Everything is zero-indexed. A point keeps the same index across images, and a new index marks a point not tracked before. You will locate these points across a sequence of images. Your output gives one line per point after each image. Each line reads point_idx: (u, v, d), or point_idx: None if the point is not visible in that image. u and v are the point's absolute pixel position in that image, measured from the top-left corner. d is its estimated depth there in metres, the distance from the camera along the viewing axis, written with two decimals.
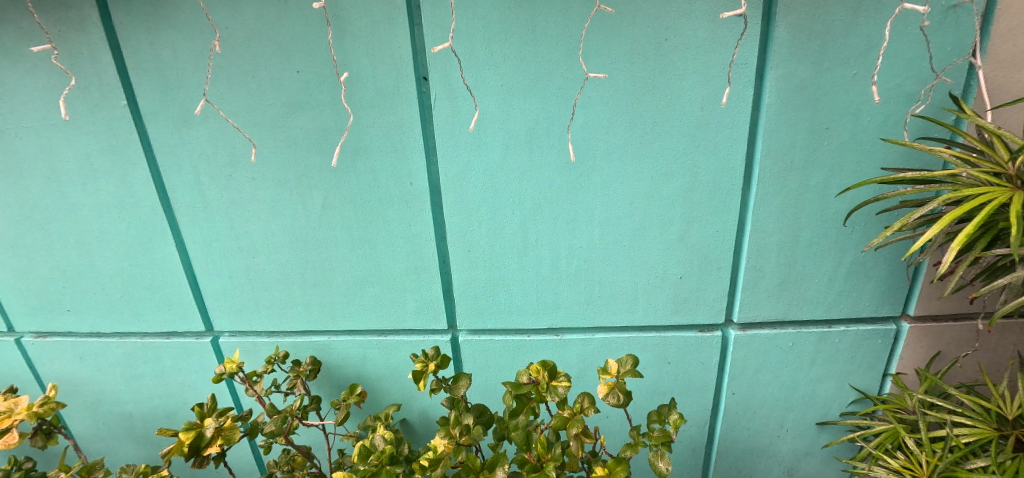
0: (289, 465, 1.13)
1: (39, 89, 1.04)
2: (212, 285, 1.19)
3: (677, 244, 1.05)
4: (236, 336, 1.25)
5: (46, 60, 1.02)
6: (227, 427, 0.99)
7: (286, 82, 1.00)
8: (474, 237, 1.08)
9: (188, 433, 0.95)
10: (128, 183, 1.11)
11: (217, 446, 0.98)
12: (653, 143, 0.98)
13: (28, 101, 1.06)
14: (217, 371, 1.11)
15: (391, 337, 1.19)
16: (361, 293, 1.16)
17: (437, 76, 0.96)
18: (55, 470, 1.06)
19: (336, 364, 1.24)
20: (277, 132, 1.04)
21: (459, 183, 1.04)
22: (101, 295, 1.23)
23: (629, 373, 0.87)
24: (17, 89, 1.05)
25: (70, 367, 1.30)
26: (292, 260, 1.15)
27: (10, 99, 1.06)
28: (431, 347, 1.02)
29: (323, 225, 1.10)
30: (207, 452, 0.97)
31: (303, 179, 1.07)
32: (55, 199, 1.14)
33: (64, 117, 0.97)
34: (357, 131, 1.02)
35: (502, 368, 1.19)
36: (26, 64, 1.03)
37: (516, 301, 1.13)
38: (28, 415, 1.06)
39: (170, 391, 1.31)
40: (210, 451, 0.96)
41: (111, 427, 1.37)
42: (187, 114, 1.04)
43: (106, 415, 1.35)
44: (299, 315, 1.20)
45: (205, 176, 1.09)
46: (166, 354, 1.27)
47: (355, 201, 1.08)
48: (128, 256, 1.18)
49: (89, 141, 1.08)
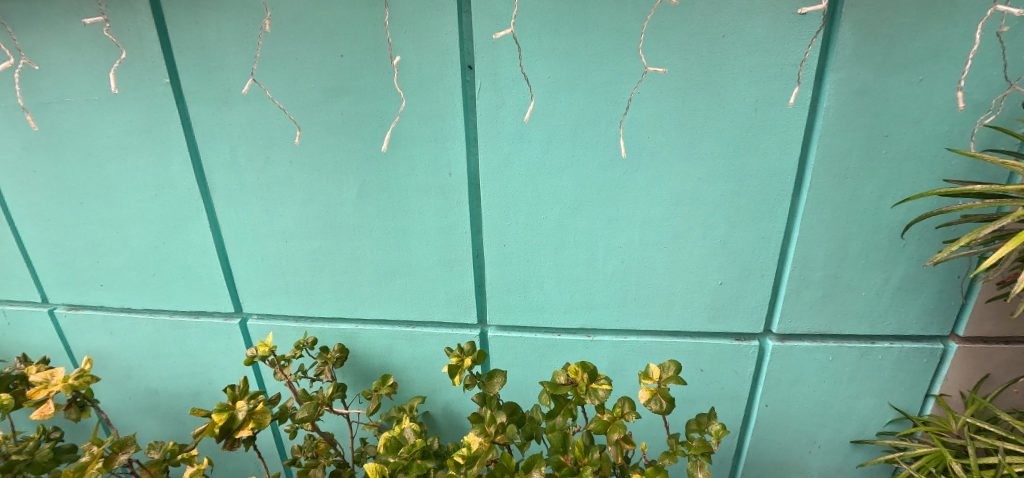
0: (313, 451, 1.18)
1: (85, 64, 1.06)
2: (244, 266, 1.20)
3: (719, 249, 1.02)
4: (264, 319, 1.25)
5: (93, 36, 1.03)
6: (258, 410, 0.98)
7: (328, 65, 0.99)
8: (508, 233, 1.06)
9: (221, 415, 0.95)
10: (166, 161, 1.11)
11: (248, 430, 0.97)
12: (701, 144, 0.95)
13: (73, 76, 1.07)
14: (249, 353, 1.11)
15: (418, 329, 1.19)
16: (393, 286, 1.15)
17: (483, 65, 0.95)
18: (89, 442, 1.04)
19: (362, 352, 1.24)
20: (317, 116, 1.03)
21: (497, 176, 1.02)
22: (134, 272, 1.24)
23: (672, 379, 0.84)
24: (63, 64, 1.06)
25: (100, 341, 1.32)
26: (323, 246, 1.14)
27: (57, 73, 1.07)
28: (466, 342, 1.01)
29: (356, 212, 1.10)
30: (239, 435, 0.96)
31: (340, 165, 1.06)
32: (92, 174, 1.15)
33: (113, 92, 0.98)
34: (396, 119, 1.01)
35: (530, 368, 1.18)
36: (75, 38, 1.04)
37: (547, 300, 1.11)
38: (64, 387, 1.05)
39: (196, 370, 1.32)
40: (241, 434, 0.96)
41: (136, 403, 1.39)
42: (227, 93, 1.04)
43: (133, 390, 1.37)
44: (328, 302, 1.20)
45: (242, 157, 1.09)
46: (195, 333, 1.28)
47: (390, 190, 1.07)
48: (162, 234, 1.19)
49: (130, 118, 1.09)
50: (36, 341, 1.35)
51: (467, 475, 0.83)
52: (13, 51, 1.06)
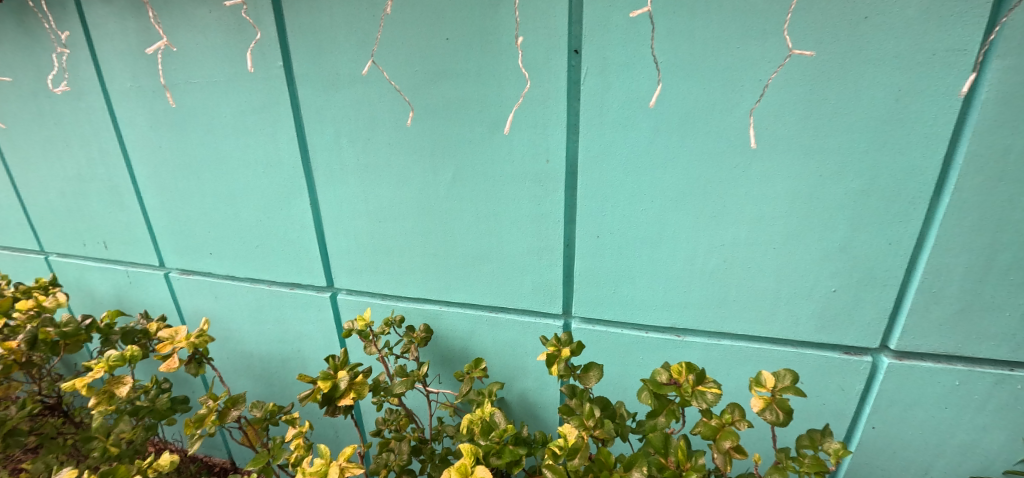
0: (396, 425, 1.28)
1: (208, 47, 1.13)
2: (338, 243, 1.24)
3: (837, 253, 0.94)
4: (353, 294, 1.30)
5: (217, 20, 1.10)
6: (358, 381, 1.02)
7: (433, 49, 1.00)
8: (604, 224, 1.03)
9: (326, 382, 1.01)
10: (275, 139, 1.17)
11: (349, 399, 1.01)
12: (826, 138, 0.87)
13: (198, 57, 1.15)
14: (347, 325, 1.17)
15: (501, 315, 1.19)
16: (481, 271, 1.16)
17: (592, 49, 0.92)
18: (204, 396, 1.11)
19: (444, 333, 1.27)
20: (418, 98, 1.04)
21: (596, 165, 0.99)
22: (239, 243, 1.32)
23: (789, 389, 0.78)
24: (190, 48, 1.14)
25: (206, 304, 1.42)
26: (414, 228, 1.16)
27: (185, 54, 1.15)
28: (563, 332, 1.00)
29: (450, 195, 1.10)
30: (341, 403, 1.01)
31: (437, 148, 1.07)
32: (208, 149, 1.23)
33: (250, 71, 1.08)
34: (497, 105, 1.00)
35: (615, 364, 1.15)
36: (200, 23, 1.11)
37: (639, 295, 1.07)
38: (187, 344, 1.13)
39: (287, 338, 1.40)
40: (343, 402, 1.00)
41: (233, 363, 1.49)
42: (336, 75, 1.07)
43: (232, 352, 1.47)
44: (415, 282, 1.22)
45: (345, 138, 1.12)
46: (290, 303, 1.34)
47: (484, 175, 1.06)
48: (267, 208, 1.26)
49: (245, 98, 1.15)
50: (153, 300, 1.48)
51: (568, 467, 0.81)
52: (150, 34, 1.16)
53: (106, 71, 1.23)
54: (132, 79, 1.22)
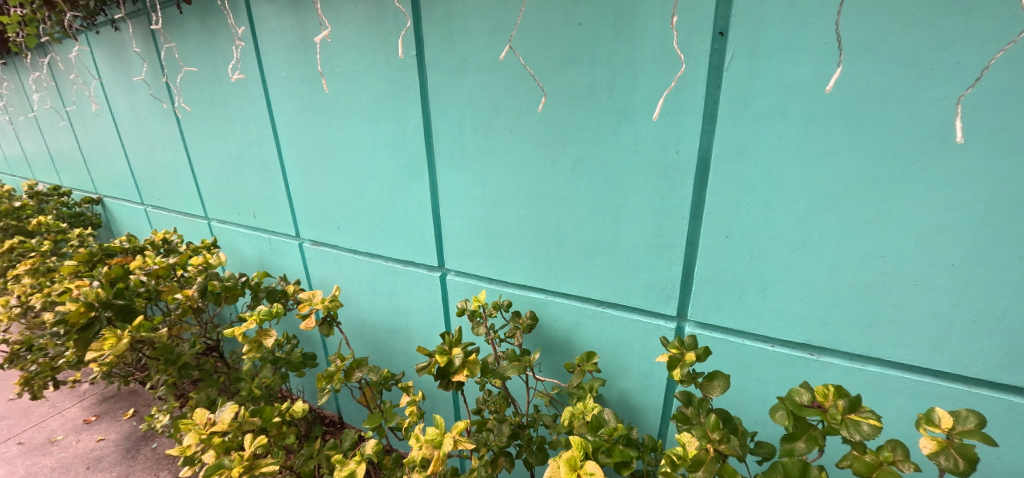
0: (496, 406, 1.34)
1: (352, 39, 1.32)
2: (454, 225, 1.37)
3: (987, 266, 0.91)
4: (461, 276, 1.41)
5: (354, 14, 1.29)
6: (469, 360, 1.22)
7: (566, 31, 1.11)
8: (724, 214, 1.06)
9: (442, 357, 1.21)
10: (403, 125, 1.35)
11: (462, 375, 1.21)
12: (991, 137, 0.87)
13: (340, 49, 1.34)
14: (460, 305, 1.30)
15: (609, 311, 1.26)
16: (596, 256, 1.23)
17: (741, 31, 0.97)
18: (328, 371, 1.19)
19: (547, 320, 1.36)
20: (551, 83, 1.15)
21: (734, 159, 1.03)
22: (365, 219, 1.46)
23: (971, 437, 0.78)
24: (333, 39, 1.33)
25: (330, 274, 1.58)
26: (529, 214, 1.28)
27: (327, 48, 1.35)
28: (687, 338, 1.07)
29: (569, 184, 1.21)
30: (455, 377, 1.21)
31: (561, 135, 1.17)
32: (343, 133, 1.41)
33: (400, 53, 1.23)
34: (634, 90, 1.08)
35: (723, 356, 1.15)
36: (343, 16, 1.30)
37: (755, 289, 1.08)
38: (322, 307, 1.23)
39: (397, 310, 1.50)
40: (458, 378, 1.19)
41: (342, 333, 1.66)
42: (485, 63, 1.21)
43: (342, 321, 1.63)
44: (521, 271, 1.34)
45: (467, 125, 1.28)
46: (403, 279, 1.46)
47: (608, 164, 1.15)
48: (391, 188, 1.40)
49: (376, 87, 1.34)
50: (287, 268, 1.67)
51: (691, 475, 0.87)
52: (304, 27, 1.36)
53: (265, 60, 1.45)
54: (285, 70, 1.43)
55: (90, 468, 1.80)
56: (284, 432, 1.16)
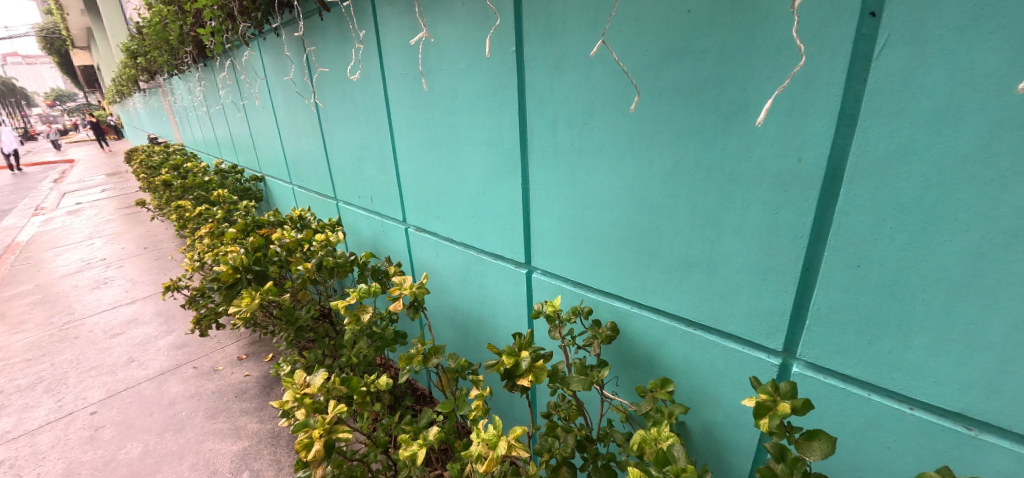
0: (566, 413, 1.32)
1: (459, 37, 1.41)
2: (543, 225, 1.39)
3: None
4: (547, 275, 1.44)
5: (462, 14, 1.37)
6: (536, 365, 1.21)
7: (672, 20, 1.05)
8: (850, 229, 0.95)
9: (508, 359, 1.21)
10: (499, 121, 1.39)
11: (526, 380, 1.20)
12: None
13: (449, 47, 1.43)
14: (538, 306, 1.30)
15: (700, 333, 1.19)
16: (690, 267, 1.16)
17: (895, 16, 0.85)
18: (406, 355, 1.27)
19: (630, 333, 1.32)
20: (653, 78, 1.10)
21: (872, 175, 0.92)
22: (461, 212, 1.57)
23: None
24: (444, 38, 1.43)
25: (430, 258, 1.75)
26: (620, 220, 1.24)
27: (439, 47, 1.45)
28: (787, 385, 0.98)
29: (665, 188, 1.15)
30: (518, 380, 1.21)
31: (659, 136, 1.13)
32: (447, 128, 1.52)
33: (488, 52, 1.33)
34: (751, 87, 1.00)
35: (834, 388, 1.03)
36: (454, 16, 1.39)
37: (885, 313, 0.95)
38: (411, 293, 1.31)
39: (483, 299, 1.59)
40: (521, 381, 1.20)
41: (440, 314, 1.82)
42: (587, 58, 1.19)
43: (439, 303, 1.79)
44: (605, 277, 1.31)
45: (562, 122, 1.28)
46: (491, 271, 1.54)
47: (710, 171, 1.08)
48: (488, 183, 1.47)
49: (480, 83, 1.40)
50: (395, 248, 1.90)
51: None
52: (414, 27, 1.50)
53: (384, 61, 1.64)
54: (400, 68, 1.60)
55: (237, 396, 2.24)
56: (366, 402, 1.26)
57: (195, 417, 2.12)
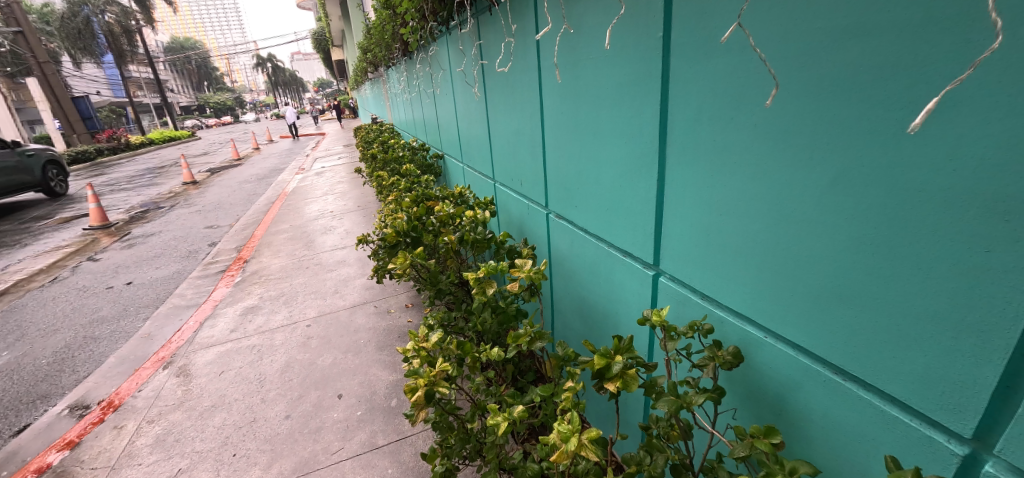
0: (665, 432, 1.22)
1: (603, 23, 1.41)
2: (676, 227, 1.30)
3: None
4: (674, 281, 1.35)
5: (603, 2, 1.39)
6: (628, 373, 1.17)
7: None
8: None
9: (600, 360, 1.18)
10: (641, 112, 1.33)
11: (614, 385, 1.17)
12: None
13: (594, 34, 1.47)
14: (646, 314, 1.21)
15: (849, 385, 0.96)
16: (840, 302, 0.95)
17: None
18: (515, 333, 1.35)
19: (758, 364, 1.14)
20: (812, 68, 0.92)
21: None
22: (598, 203, 1.60)
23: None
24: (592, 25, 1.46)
25: (567, 244, 1.85)
26: (762, 231, 1.07)
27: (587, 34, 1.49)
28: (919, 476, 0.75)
29: (822, 204, 0.95)
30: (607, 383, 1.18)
31: (816, 136, 0.94)
32: (592, 118, 1.55)
33: (606, 43, 1.37)
34: (953, 77, 0.75)
35: None
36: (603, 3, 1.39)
37: None
38: (527, 276, 1.40)
39: (609, 294, 1.63)
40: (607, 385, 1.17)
41: (576, 301, 1.88)
42: (741, 43, 1.04)
43: (577, 290, 1.84)
44: (734, 293, 1.17)
45: (704, 115, 1.16)
46: (620, 266, 1.54)
47: (883, 186, 0.86)
48: (625, 177, 1.45)
49: (625, 71, 1.36)
50: (540, 232, 2.06)
51: None
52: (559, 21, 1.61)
53: (540, 54, 1.79)
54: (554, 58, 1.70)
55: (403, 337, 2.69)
56: (477, 368, 1.40)
57: (371, 346, 2.63)
